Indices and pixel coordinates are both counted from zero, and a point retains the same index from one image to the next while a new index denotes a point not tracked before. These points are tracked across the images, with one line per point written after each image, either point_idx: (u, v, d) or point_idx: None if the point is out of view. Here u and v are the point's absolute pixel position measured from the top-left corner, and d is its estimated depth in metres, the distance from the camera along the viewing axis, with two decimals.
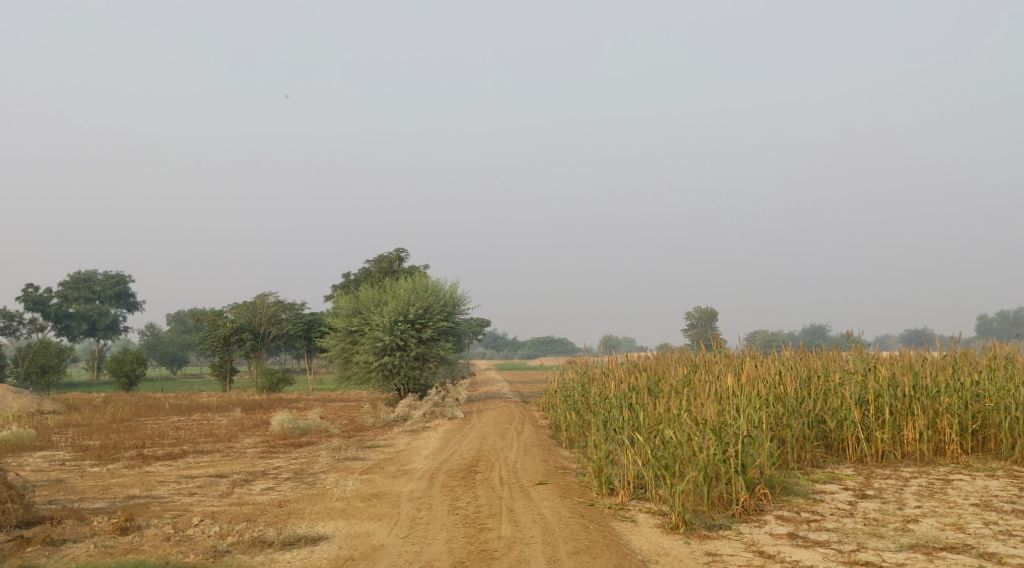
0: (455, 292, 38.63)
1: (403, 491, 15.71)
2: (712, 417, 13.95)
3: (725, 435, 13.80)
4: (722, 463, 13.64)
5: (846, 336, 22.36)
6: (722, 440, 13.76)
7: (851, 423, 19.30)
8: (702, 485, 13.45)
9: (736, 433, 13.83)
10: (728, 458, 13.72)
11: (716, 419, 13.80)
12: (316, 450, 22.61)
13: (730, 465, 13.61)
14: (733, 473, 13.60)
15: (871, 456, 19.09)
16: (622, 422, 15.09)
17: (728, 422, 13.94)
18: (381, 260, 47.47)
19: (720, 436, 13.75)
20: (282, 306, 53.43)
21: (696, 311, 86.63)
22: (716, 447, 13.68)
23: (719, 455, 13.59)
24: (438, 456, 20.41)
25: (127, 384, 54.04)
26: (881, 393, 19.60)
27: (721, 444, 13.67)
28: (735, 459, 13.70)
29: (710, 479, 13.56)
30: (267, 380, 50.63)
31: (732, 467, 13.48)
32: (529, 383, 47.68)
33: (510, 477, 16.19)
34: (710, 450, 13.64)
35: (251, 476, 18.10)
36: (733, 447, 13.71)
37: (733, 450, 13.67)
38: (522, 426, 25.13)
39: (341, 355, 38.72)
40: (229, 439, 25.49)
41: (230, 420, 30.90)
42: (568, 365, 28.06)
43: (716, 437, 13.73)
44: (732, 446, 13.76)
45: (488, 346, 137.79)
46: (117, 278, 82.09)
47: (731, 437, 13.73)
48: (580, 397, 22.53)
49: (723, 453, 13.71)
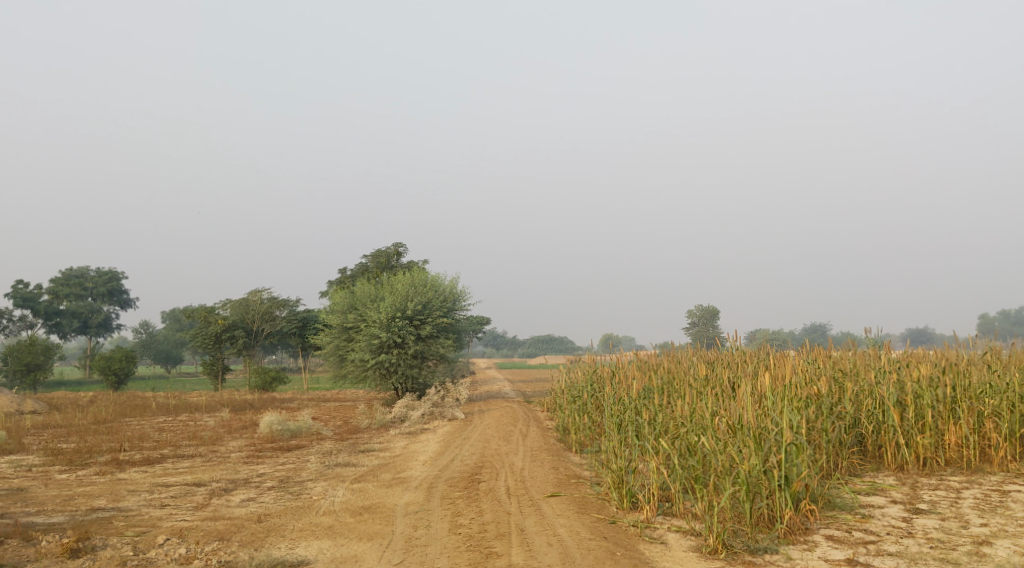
0: (456, 288, 36.99)
1: (398, 504, 14.05)
2: (750, 421, 12.38)
3: (766, 442, 12.26)
4: (763, 476, 12.13)
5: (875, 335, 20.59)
6: (763, 448, 12.23)
7: (889, 428, 17.65)
8: (743, 503, 11.99)
9: (778, 441, 12.29)
10: (770, 469, 12.19)
11: (757, 425, 12.29)
12: (305, 455, 20.97)
13: (773, 477, 12.09)
14: (777, 487, 12.07)
15: (912, 464, 17.45)
16: (646, 428, 13.52)
17: (768, 426, 12.38)
18: (378, 254, 45.80)
19: (759, 443, 12.21)
20: (275, 303, 51.80)
21: (698, 310, 85.01)
22: (756, 456, 12.16)
23: (759, 466, 12.08)
24: (437, 461, 18.69)
25: (115, 382, 52.41)
26: (920, 394, 17.92)
27: (762, 454, 12.14)
28: (778, 470, 12.15)
29: (751, 495, 12.06)
30: (261, 379, 49.04)
31: (777, 481, 11.96)
32: (532, 382, 46.08)
33: (517, 487, 14.54)
34: (750, 461, 12.12)
35: (232, 485, 16.46)
36: (775, 456, 12.18)
37: (775, 459, 12.13)
38: (526, 428, 23.48)
39: (336, 353, 37.07)
40: (212, 442, 23.82)
41: (218, 422, 29.28)
42: (574, 363, 26.39)
43: (757, 445, 12.20)
44: (775, 454, 12.24)
45: (487, 344, 136.30)
46: (110, 274, 80.51)
47: (773, 445, 12.19)
48: (589, 398, 20.85)
49: (763, 463, 12.18)
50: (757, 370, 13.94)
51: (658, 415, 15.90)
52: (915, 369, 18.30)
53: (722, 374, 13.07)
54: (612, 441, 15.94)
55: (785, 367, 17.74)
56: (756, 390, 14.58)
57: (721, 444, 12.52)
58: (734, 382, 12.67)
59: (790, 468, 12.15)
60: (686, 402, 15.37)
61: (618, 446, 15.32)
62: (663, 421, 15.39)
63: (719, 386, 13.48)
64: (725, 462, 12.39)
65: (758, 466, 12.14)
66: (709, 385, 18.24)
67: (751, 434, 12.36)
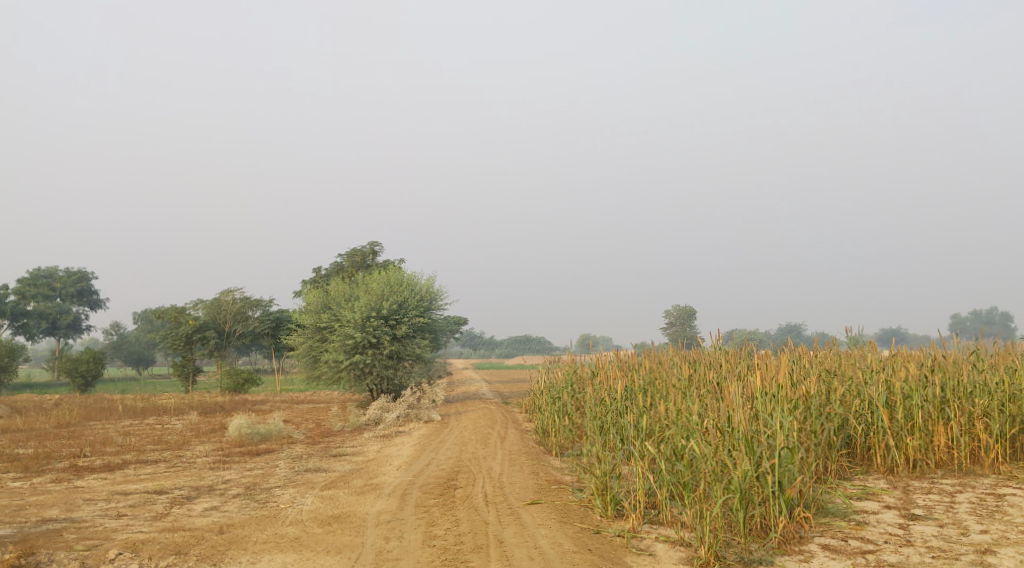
0: (432, 287, 36.25)
1: (370, 513, 13.34)
2: (742, 424, 11.82)
3: (759, 446, 11.72)
4: (756, 482, 11.62)
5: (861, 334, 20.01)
6: (755, 452, 11.70)
7: (880, 429, 17.07)
8: (737, 512, 11.49)
9: (771, 444, 11.77)
10: (763, 474, 11.68)
11: (749, 428, 11.76)
12: (274, 459, 20.20)
13: (767, 482, 11.57)
14: (771, 493, 11.57)
15: (903, 467, 16.91)
16: (632, 430, 12.94)
17: (761, 430, 11.83)
18: (352, 253, 44.94)
19: (752, 448, 11.67)
20: (248, 303, 50.84)
21: (674, 310, 84.70)
22: (748, 461, 11.63)
23: (752, 472, 11.56)
24: (412, 467, 17.95)
25: (83, 384, 51.27)
26: (910, 394, 17.38)
27: (755, 459, 11.60)
28: (772, 475, 11.63)
29: (743, 503, 11.56)
30: (232, 381, 48.12)
31: (772, 487, 11.43)
32: (511, 383, 45.41)
33: (495, 494, 13.87)
34: (743, 466, 11.59)
35: (195, 493, 15.65)
36: (769, 460, 11.67)
37: (769, 464, 11.60)
38: (505, 430, 22.80)
39: (309, 354, 36.24)
40: (179, 447, 22.96)
41: (186, 425, 28.39)
42: (552, 363, 25.73)
43: (749, 449, 11.67)
44: (768, 458, 11.72)
45: (465, 345, 135.57)
46: (79, 274, 79.12)
47: (767, 449, 11.66)
48: (569, 400, 20.19)
49: (756, 469, 11.66)
50: (743, 365, 13.42)
51: (642, 416, 15.27)
52: (903, 367, 17.76)
53: (711, 372, 12.52)
54: (595, 445, 15.33)
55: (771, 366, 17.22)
56: (745, 390, 14.03)
57: (711, 448, 11.99)
58: (724, 382, 12.13)
59: (784, 473, 11.62)
60: (671, 404, 14.74)
61: (600, 450, 14.71)
62: (648, 422, 14.81)
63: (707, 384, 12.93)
64: (716, 467, 11.85)
65: (751, 470, 11.63)
66: (694, 387, 17.66)
67: (744, 437, 11.83)
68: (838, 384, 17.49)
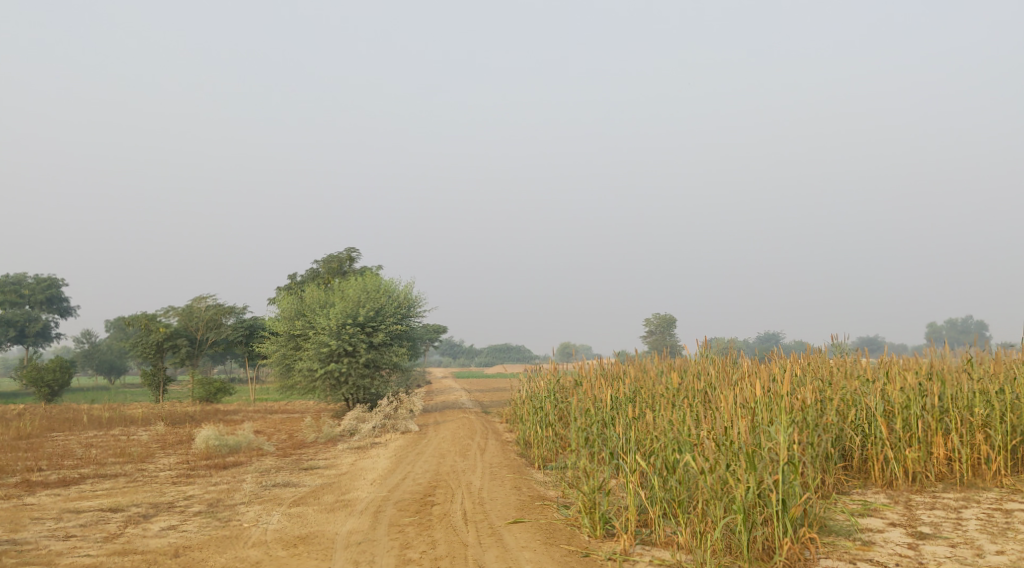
0: (410, 293, 35.29)
1: (340, 533, 12.40)
2: (744, 437, 11.11)
3: (761, 461, 11.00)
4: (758, 500, 10.92)
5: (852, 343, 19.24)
6: (757, 467, 10.98)
7: (877, 441, 16.30)
8: (741, 533, 10.80)
9: (774, 458, 11.06)
10: (766, 491, 10.96)
11: (751, 442, 11.04)
12: (241, 473, 19.20)
13: (771, 500, 10.86)
14: (775, 512, 10.85)
15: (902, 480, 16.09)
16: (623, 444, 12.19)
17: (763, 443, 11.12)
18: (329, 259, 43.90)
19: (754, 463, 10.96)
20: (221, 311, 49.63)
21: (655, 318, 84.04)
22: (750, 478, 10.93)
23: (755, 490, 10.87)
24: (386, 481, 16.98)
25: (49, 394, 49.87)
26: (909, 403, 16.59)
27: (757, 475, 10.90)
28: (776, 492, 10.92)
29: (746, 523, 10.86)
30: (204, 390, 46.96)
31: (776, 505, 10.71)
32: (492, 392, 44.50)
33: (474, 511, 12.99)
34: (745, 483, 10.89)
35: (153, 510, 14.65)
36: (772, 476, 10.95)
37: (772, 481, 10.90)
38: (484, 441, 21.90)
39: (282, 362, 35.19)
40: (142, 460, 21.89)
41: (151, 436, 27.31)
42: (533, 371, 24.84)
43: (751, 465, 10.94)
44: (771, 474, 11.00)
45: (444, 353, 134.62)
46: (49, 281, 77.51)
47: (770, 464, 10.95)
48: (552, 410, 19.32)
49: (758, 486, 10.97)
50: (740, 373, 12.70)
51: (631, 427, 14.44)
52: (901, 376, 17.02)
53: (709, 381, 11.79)
54: (581, 457, 14.52)
55: (764, 375, 16.48)
56: (741, 398, 13.30)
57: (709, 463, 11.26)
58: (723, 392, 11.40)
59: (788, 490, 10.91)
60: (661, 415, 13.93)
61: (587, 464, 13.90)
62: (638, 434, 14.02)
63: (703, 394, 12.19)
64: (715, 484, 11.12)
65: (752, 487, 10.90)
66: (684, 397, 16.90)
67: (744, 451, 11.11)
68: (833, 392, 16.73)
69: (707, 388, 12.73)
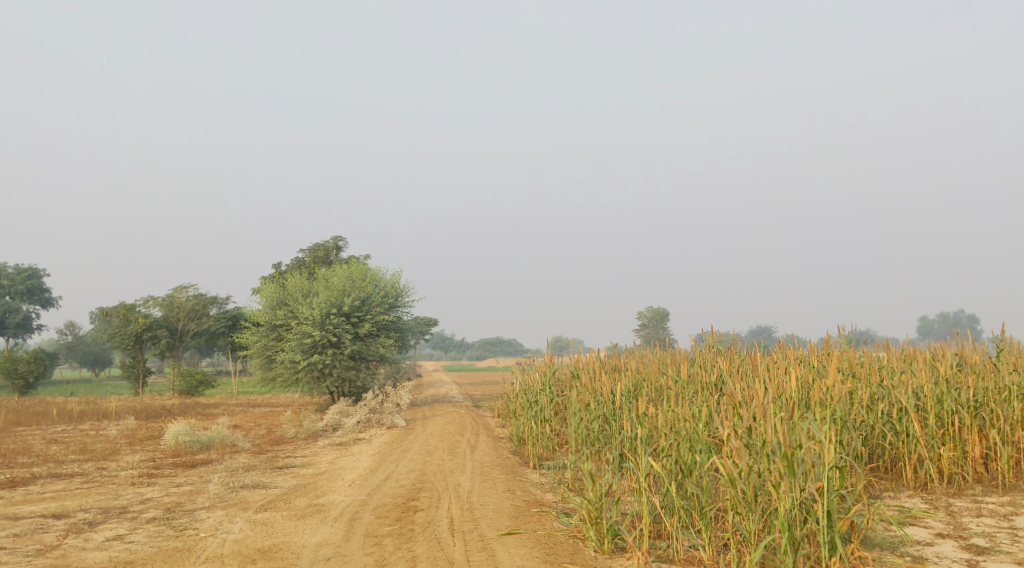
0: (398, 282, 33.67)
1: (307, 546, 10.89)
2: (782, 439, 9.93)
3: (801, 465, 9.83)
4: (800, 511, 9.83)
5: (872, 334, 17.55)
6: (797, 473, 9.83)
7: (909, 437, 14.58)
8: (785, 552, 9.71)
9: (814, 462, 9.92)
10: (808, 500, 9.85)
11: (789, 443, 9.88)
12: (209, 473, 17.59)
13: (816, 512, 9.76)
14: (822, 525, 9.73)
15: (938, 483, 14.41)
16: (636, 444, 10.96)
17: (802, 446, 9.96)
18: (314, 248, 42.21)
19: (795, 468, 9.81)
20: (203, 301, 47.92)
21: (648, 312, 82.64)
22: (791, 486, 9.79)
23: (797, 500, 9.78)
24: (366, 482, 15.35)
25: (23, 387, 48.11)
26: (942, 397, 14.96)
27: (799, 482, 9.78)
28: (819, 501, 9.80)
29: (789, 540, 9.75)
30: (186, 383, 45.32)
31: (822, 519, 9.57)
32: (483, 386, 42.93)
33: (462, 518, 11.51)
34: (787, 494, 9.76)
35: (101, 517, 13.06)
36: (815, 484, 9.81)
37: (816, 490, 9.77)
38: (475, 438, 20.34)
39: (262, 353, 33.52)
40: (104, 458, 20.22)
41: (121, 432, 25.67)
42: (527, 363, 23.21)
43: (790, 470, 9.79)
44: (813, 481, 9.86)
45: (436, 347, 133.11)
46: (30, 271, 75.67)
47: (812, 468, 9.79)
48: (548, 404, 17.73)
49: (800, 496, 9.85)
50: (764, 358, 11.51)
51: (640, 424, 13.06)
52: (934, 367, 15.40)
53: (734, 370, 10.59)
54: (584, 457, 13.12)
55: (784, 369, 15.04)
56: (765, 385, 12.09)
57: (740, 469, 10.11)
58: (754, 386, 10.23)
59: (834, 499, 9.77)
60: (673, 409, 12.58)
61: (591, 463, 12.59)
62: (647, 427, 12.73)
63: (727, 383, 11.00)
64: (750, 493, 10.02)
65: (793, 497, 9.78)
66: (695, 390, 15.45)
67: (782, 453, 9.96)
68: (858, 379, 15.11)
69: (727, 375, 11.54)
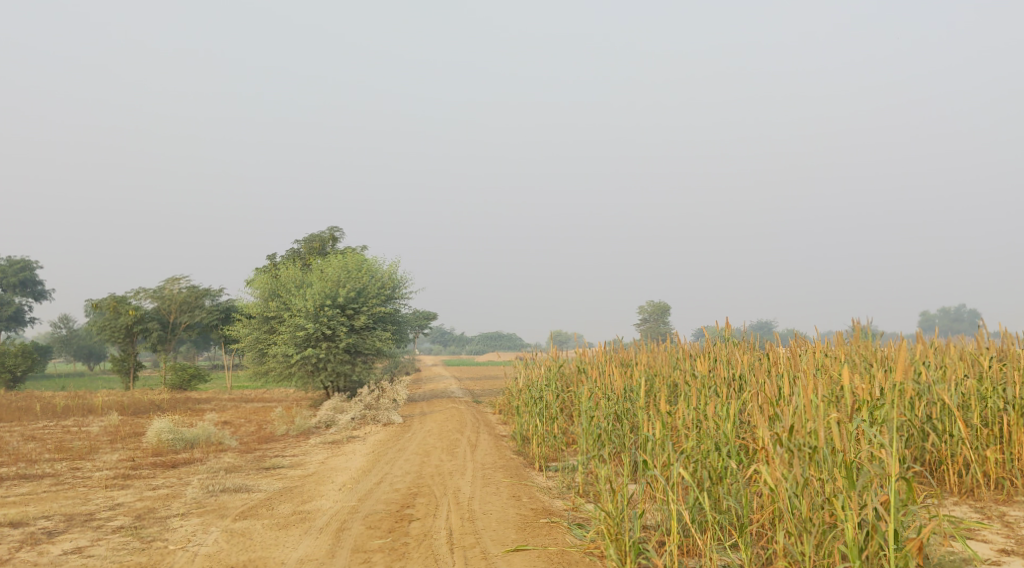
0: (395, 273, 32.40)
1: (286, 563, 9.75)
2: (845, 450, 9.57)
3: (862, 476, 9.45)
4: (861, 527, 9.42)
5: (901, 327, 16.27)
6: (858, 486, 9.48)
7: (955, 439, 13.30)
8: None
9: (876, 475, 9.53)
10: (871, 516, 9.45)
11: (850, 451, 9.50)
12: (190, 474, 16.30)
13: (881, 529, 9.32)
14: (889, 546, 9.30)
15: (986, 489, 13.12)
16: (666, 451, 10.39)
17: (862, 457, 9.59)
18: (310, 238, 40.93)
19: (855, 480, 9.46)
20: (196, 293, 46.69)
21: (649, 306, 81.41)
22: (854, 500, 9.39)
23: (859, 515, 9.38)
24: (357, 486, 14.08)
25: (11, 381, 46.86)
26: (987, 395, 13.71)
27: (862, 495, 9.40)
28: (884, 518, 9.44)
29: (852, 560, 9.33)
30: (178, 376, 44.14)
31: (892, 537, 9.16)
32: (482, 380, 41.62)
33: (462, 528, 10.42)
34: (851, 508, 9.37)
35: (63, 525, 11.82)
36: (877, 499, 9.42)
37: (882, 505, 9.35)
38: (476, 436, 19.14)
39: (255, 346, 32.26)
40: (80, 457, 18.93)
41: (104, 429, 24.40)
42: (531, 357, 21.94)
43: (851, 482, 9.44)
44: (876, 496, 9.46)
45: (435, 341, 131.93)
46: (23, 263, 74.40)
47: (876, 480, 9.43)
48: (554, 401, 16.53)
49: (862, 511, 9.45)
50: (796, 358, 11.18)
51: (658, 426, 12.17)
52: (980, 360, 14.10)
53: (778, 369, 10.18)
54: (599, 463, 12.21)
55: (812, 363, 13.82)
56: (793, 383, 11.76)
57: (790, 480, 9.71)
58: (807, 390, 9.85)
59: (900, 516, 9.40)
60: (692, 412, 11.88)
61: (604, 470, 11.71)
62: (664, 427, 11.85)
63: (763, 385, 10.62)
64: (807, 508, 9.64)
65: (855, 513, 9.38)
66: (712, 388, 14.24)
67: (842, 463, 9.60)
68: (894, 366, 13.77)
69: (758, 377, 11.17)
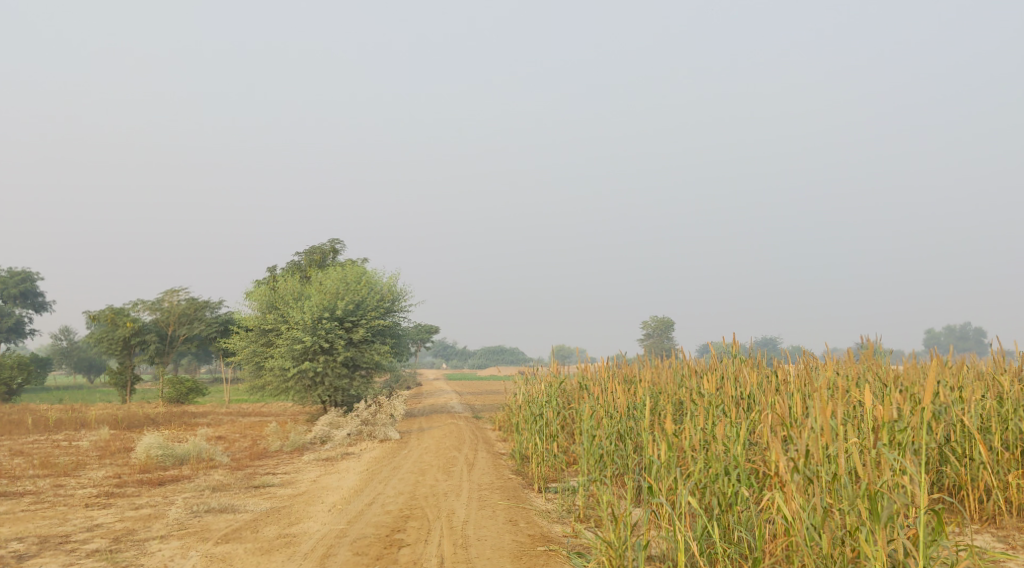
0: (394, 286, 31.84)
1: None
2: (869, 480, 9.26)
3: (888, 509, 9.16)
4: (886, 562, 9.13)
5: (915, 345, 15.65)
6: (883, 518, 9.19)
7: (976, 463, 12.68)
8: None
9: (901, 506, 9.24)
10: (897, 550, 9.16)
11: (876, 482, 9.19)
12: (176, 493, 15.69)
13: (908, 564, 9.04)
14: None
15: (1009, 516, 12.52)
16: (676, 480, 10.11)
17: (887, 488, 9.29)
18: (310, 250, 40.40)
19: (881, 513, 9.17)
20: (195, 305, 46.14)
21: (652, 321, 80.85)
22: (879, 534, 9.10)
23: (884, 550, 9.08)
24: (347, 507, 13.48)
25: (6, 393, 46.28)
26: (1008, 416, 13.12)
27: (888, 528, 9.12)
28: (911, 553, 9.17)
29: None
30: (176, 390, 43.58)
31: None
32: (484, 395, 40.97)
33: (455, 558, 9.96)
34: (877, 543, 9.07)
35: (35, 548, 11.22)
36: (903, 533, 9.13)
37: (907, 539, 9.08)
38: (474, 454, 18.54)
39: (251, 360, 31.69)
40: (65, 473, 18.32)
41: (94, 443, 23.82)
42: (532, 372, 21.32)
43: (876, 514, 9.14)
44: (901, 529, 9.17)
45: (437, 355, 131.30)
46: (24, 274, 73.95)
47: (901, 511, 9.15)
48: (555, 418, 15.94)
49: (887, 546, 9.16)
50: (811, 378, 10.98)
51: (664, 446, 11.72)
52: (1002, 379, 13.44)
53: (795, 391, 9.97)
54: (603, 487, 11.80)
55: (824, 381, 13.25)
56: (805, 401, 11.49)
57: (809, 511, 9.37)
58: (824, 416, 9.58)
59: (927, 551, 9.11)
60: (700, 432, 11.45)
61: (608, 495, 11.29)
62: (671, 449, 11.43)
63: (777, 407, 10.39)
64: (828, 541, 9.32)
65: (880, 548, 9.10)
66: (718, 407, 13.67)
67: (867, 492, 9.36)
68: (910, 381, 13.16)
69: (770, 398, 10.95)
